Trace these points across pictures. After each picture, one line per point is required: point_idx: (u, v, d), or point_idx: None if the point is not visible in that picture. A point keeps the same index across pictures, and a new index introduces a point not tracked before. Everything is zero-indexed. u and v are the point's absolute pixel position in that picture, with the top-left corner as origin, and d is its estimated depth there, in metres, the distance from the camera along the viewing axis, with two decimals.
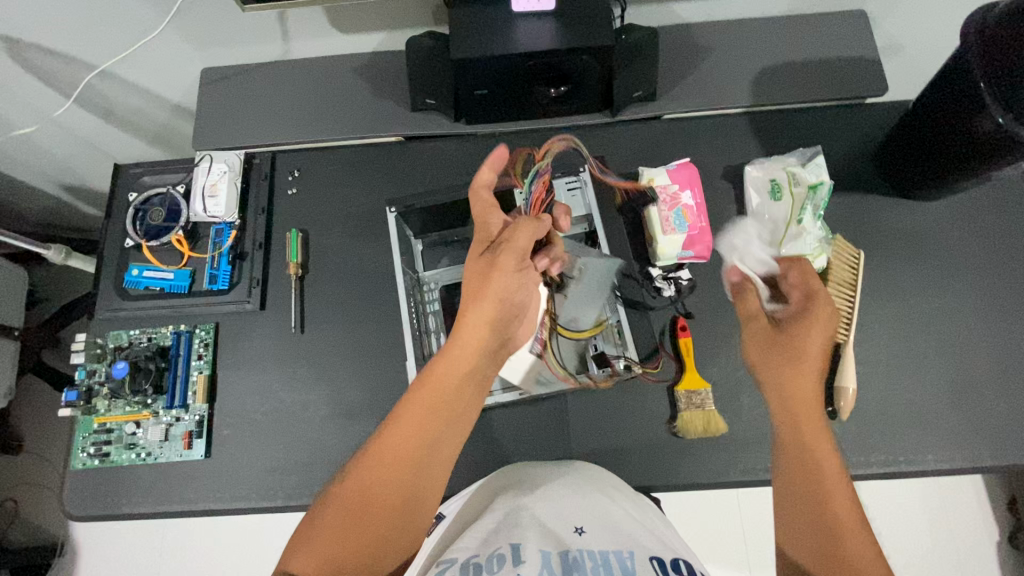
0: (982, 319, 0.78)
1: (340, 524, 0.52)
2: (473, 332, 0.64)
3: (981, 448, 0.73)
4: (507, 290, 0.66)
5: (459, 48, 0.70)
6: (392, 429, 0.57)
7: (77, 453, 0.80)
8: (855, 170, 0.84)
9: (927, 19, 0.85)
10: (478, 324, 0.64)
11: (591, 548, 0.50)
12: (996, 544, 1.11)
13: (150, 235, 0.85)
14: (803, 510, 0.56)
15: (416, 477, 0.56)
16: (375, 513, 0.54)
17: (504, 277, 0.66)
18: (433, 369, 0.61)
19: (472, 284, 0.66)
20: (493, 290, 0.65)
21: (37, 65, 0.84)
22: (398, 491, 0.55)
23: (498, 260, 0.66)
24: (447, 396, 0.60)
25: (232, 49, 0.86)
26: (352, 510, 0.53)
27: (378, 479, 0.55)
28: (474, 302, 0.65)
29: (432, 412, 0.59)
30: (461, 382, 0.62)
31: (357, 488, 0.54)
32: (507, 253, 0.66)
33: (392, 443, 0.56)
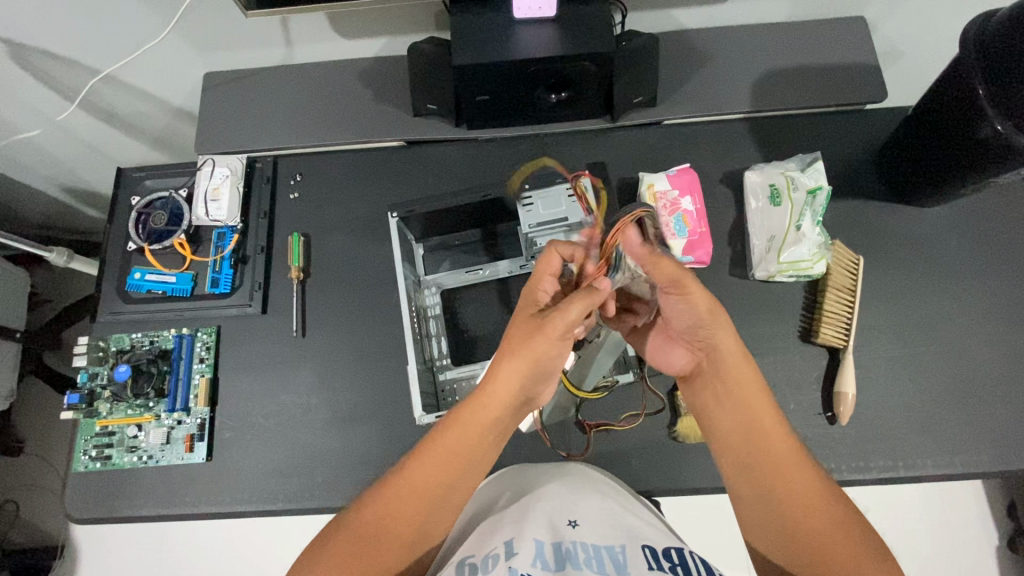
0: (982, 324, 0.78)
1: (347, 556, 0.50)
2: (505, 390, 0.56)
3: (980, 453, 0.73)
4: (548, 354, 0.56)
5: (461, 55, 0.70)
6: (413, 469, 0.53)
7: (79, 456, 0.81)
8: (855, 176, 0.84)
9: (926, 26, 0.85)
10: (510, 382, 0.56)
11: (585, 539, 0.51)
12: (995, 548, 1.11)
13: (152, 238, 0.86)
14: (766, 494, 0.51)
15: (431, 518, 0.53)
16: (383, 545, 0.51)
17: (549, 344, 0.56)
18: (456, 422, 0.55)
19: (512, 341, 0.57)
20: (532, 352, 0.56)
21: (40, 69, 0.84)
22: (412, 526, 0.52)
23: (543, 325, 0.56)
24: (469, 454, 0.55)
25: (234, 54, 0.87)
26: (361, 543, 0.51)
27: (392, 515, 0.52)
28: (508, 360, 0.56)
29: (454, 462, 0.54)
30: (485, 436, 0.56)
31: (370, 518, 0.52)
32: (558, 323, 0.56)
33: (411, 480, 0.53)
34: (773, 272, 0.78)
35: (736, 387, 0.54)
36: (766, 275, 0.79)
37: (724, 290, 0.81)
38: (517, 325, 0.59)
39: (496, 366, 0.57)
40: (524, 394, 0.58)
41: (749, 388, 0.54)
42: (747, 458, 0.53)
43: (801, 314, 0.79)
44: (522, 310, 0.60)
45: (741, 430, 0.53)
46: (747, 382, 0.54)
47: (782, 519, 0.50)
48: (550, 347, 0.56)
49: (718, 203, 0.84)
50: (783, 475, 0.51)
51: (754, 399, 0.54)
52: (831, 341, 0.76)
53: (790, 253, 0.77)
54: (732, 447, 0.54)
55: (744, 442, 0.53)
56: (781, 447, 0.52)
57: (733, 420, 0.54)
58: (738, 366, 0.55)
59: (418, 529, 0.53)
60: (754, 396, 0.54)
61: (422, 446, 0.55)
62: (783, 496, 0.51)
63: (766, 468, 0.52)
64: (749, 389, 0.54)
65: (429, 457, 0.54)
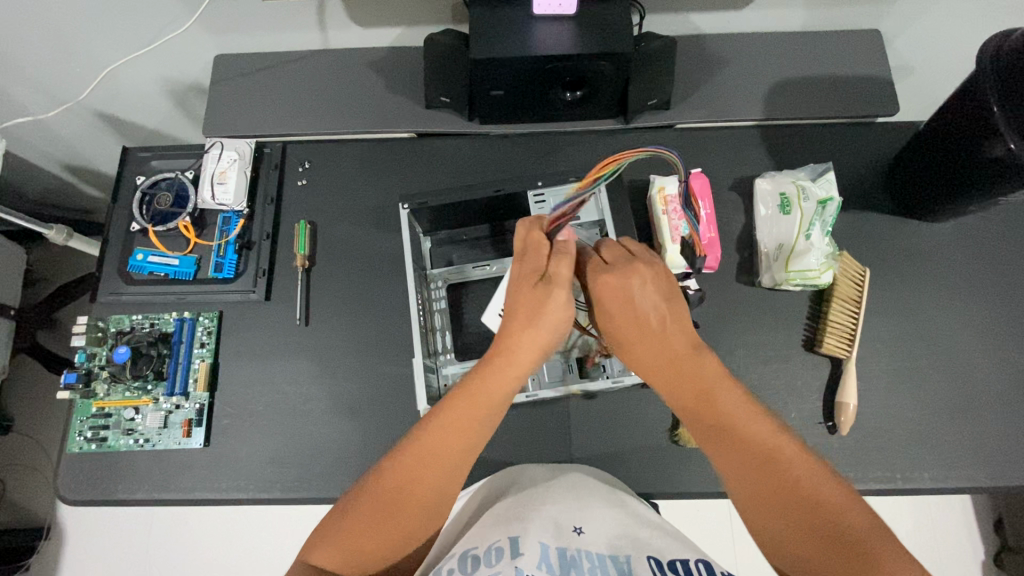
0: (982, 340, 0.79)
1: (370, 519, 0.50)
2: (521, 354, 0.58)
3: (977, 469, 0.74)
4: (562, 319, 0.59)
5: (478, 49, 0.70)
6: (432, 436, 0.53)
7: (74, 437, 0.80)
8: (864, 188, 0.85)
9: (939, 43, 0.86)
10: (530, 347, 0.58)
11: (589, 548, 0.51)
12: (981, 563, 1.13)
13: (156, 220, 0.84)
14: (756, 467, 0.48)
15: (453, 481, 0.53)
16: (407, 509, 0.51)
17: (562, 306, 0.59)
18: (473, 385, 0.56)
19: (524, 308, 0.59)
20: (547, 318, 0.59)
21: (50, 41, 0.83)
22: (432, 489, 0.52)
23: (552, 289, 0.59)
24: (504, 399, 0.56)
25: (248, 37, 0.86)
26: (383, 511, 0.50)
27: (417, 478, 0.52)
28: (525, 329, 0.58)
29: (472, 425, 0.54)
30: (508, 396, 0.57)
31: (392, 481, 0.51)
32: (563, 285, 0.59)
33: (435, 444, 0.53)
34: (780, 279, 0.78)
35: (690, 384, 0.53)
36: (773, 284, 0.79)
37: (730, 296, 0.81)
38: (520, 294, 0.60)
39: (515, 333, 0.58)
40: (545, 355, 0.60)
41: (701, 375, 0.53)
42: (727, 430, 0.50)
43: (806, 324, 0.79)
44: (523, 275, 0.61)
45: (712, 426, 0.51)
46: (686, 356, 0.55)
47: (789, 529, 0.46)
48: (560, 309, 0.59)
49: (727, 209, 0.85)
50: (754, 437, 0.49)
51: (711, 393, 0.52)
52: (834, 350, 0.76)
53: (799, 263, 0.77)
54: (718, 454, 0.50)
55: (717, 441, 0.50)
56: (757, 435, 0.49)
57: (699, 424, 0.52)
58: (676, 351, 0.55)
59: (436, 493, 0.52)
60: (706, 382, 0.53)
61: (440, 412, 0.54)
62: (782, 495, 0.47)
63: (748, 451, 0.49)
64: (697, 363, 0.54)
65: (449, 422, 0.53)
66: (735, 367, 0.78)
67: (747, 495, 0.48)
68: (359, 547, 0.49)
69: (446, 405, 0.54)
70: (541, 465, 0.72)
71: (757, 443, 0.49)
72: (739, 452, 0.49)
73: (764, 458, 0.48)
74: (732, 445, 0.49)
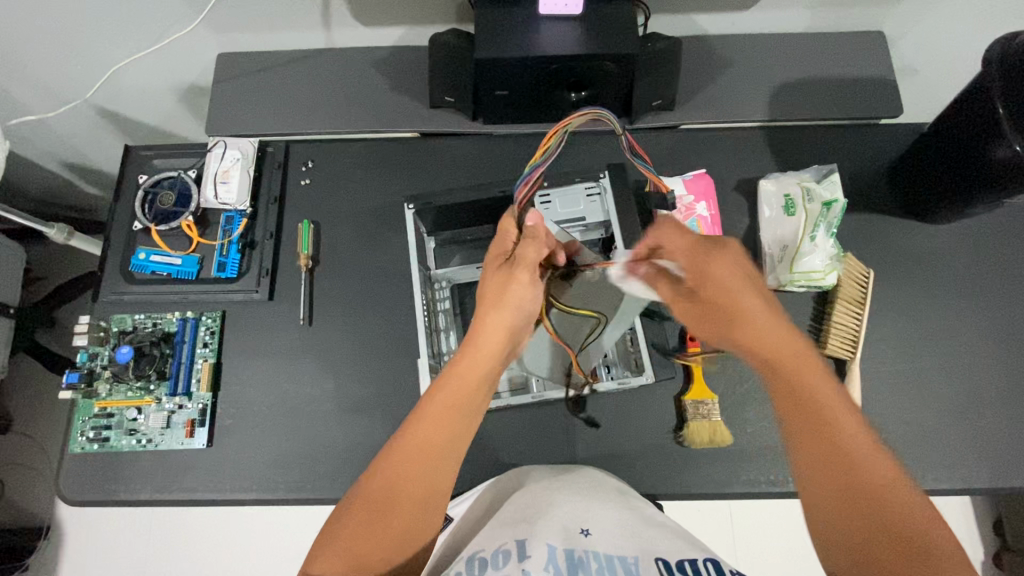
0: (985, 341, 0.79)
1: (368, 522, 0.50)
2: (489, 337, 0.59)
3: (980, 470, 0.74)
4: (524, 300, 0.61)
5: (484, 49, 0.70)
6: (410, 425, 0.54)
7: (76, 437, 0.79)
8: (868, 189, 0.85)
9: (943, 44, 0.86)
10: (496, 331, 0.59)
11: (597, 548, 0.51)
12: (980, 563, 1.13)
13: (158, 219, 0.84)
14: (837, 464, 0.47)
15: (442, 472, 0.53)
16: (402, 506, 0.51)
17: (524, 288, 0.61)
18: (450, 373, 0.57)
19: (488, 294, 0.62)
20: (511, 300, 0.61)
21: (52, 39, 0.82)
22: (424, 482, 0.52)
23: (515, 272, 0.62)
24: (480, 384, 0.57)
25: (251, 36, 0.85)
26: (379, 510, 0.50)
27: (407, 473, 0.52)
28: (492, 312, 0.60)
29: (450, 412, 0.55)
30: (483, 383, 0.57)
31: (386, 480, 0.51)
32: (525, 267, 0.62)
33: (419, 436, 0.53)
34: (784, 281, 0.79)
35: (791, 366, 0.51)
36: (779, 286, 0.80)
37: None
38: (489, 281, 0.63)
39: (481, 317, 0.60)
40: (513, 341, 0.61)
41: (805, 365, 0.51)
42: (816, 422, 0.49)
43: (810, 324, 0.79)
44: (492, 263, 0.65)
45: (801, 414, 0.49)
46: (789, 344, 0.53)
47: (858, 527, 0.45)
48: (524, 291, 0.61)
49: (731, 210, 0.85)
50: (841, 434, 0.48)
51: (813, 383, 0.50)
52: (838, 352, 0.77)
53: (804, 264, 0.78)
54: (806, 442, 0.49)
55: (808, 430, 0.49)
56: (852, 434, 0.48)
57: (791, 408, 0.50)
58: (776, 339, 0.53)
59: (430, 487, 0.52)
60: (811, 371, 0.51)
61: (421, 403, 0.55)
62: (859, 493, 0.46)
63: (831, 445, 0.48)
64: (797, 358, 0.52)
65: (427, 412, 0.54)
66: (740, 368, 0.78)
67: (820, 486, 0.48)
68: (357, 550, 0.49)
69: (426, 397, 0.55)
70: (545, 467, 0.72)
71: (844, 440, 0.48)
72: (829, 445, 0.48)
73: (850, 458, 0.47)
74: (818, 438, 0.48)
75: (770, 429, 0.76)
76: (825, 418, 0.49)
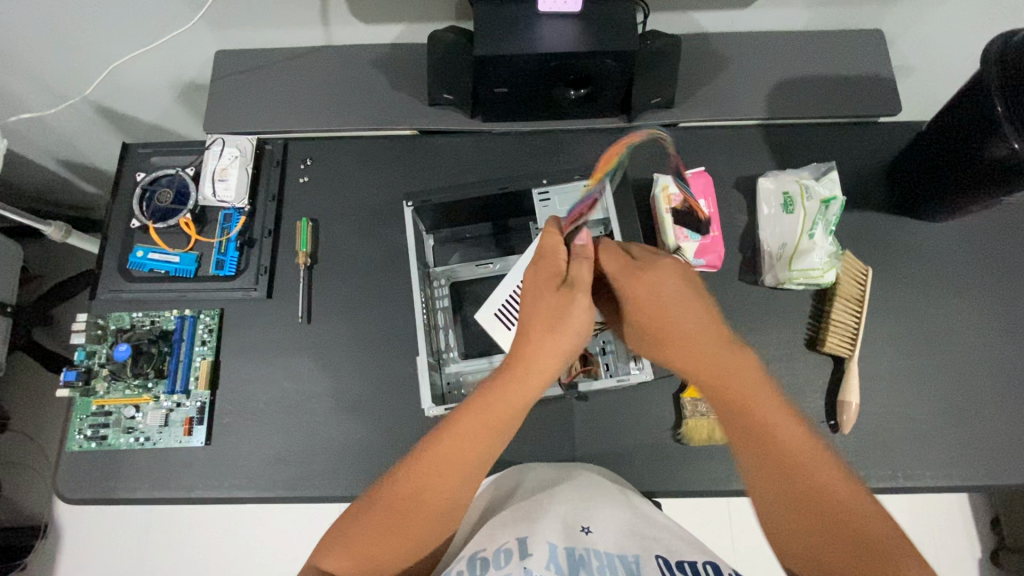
0: (983, 338, 0.79)
1: (379, 526, 0.50)
2: (540, 360, 0.56)
3: (977, 467, 0.74)
4: (584, 327, 0.57)
5: (484, 46, 0.69)
6: (450, 444, 0.52)
7: (74, 435, 0.79)
8: (866, 187, 0.85)
9: (941, 43, 0.86)
10: (550, 354, 0.56)
11: (598, 547, 0.51)
12: (978, 561, 1.14)
13: (156, 217, 0.84)
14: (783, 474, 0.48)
15: (469, 488, 0.53)
16: (415, 514, 0.51)
17: (585, 312, 0.57)
18: (492, 392, 0.55)
19: (546, 316, 0.57)
20: (570, 324, 0.57)
21: (48, 36, 0.82)
22: (447, 495, 0.52)
23: (577, 296, 0.57)
24: (522, 406, 0.55)
25: (249, 33, 0.85)
26: (392, 516, 0.50)
27: (429, 486, 0.51)
28: (550, 335, 0.56)
29: (491, 434, 0.53)
30: (523, 406, 0.55)
31: (403, 488, 0.51)
32: (585, 290, 0.58)
33: (448, 454, 0.52)
34: (783, 278, 0.78)
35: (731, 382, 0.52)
36: (776, 282, 0.80)
37: (733, 295, 0.81)
38: (542, 301, 0.58)
39: (534, 338, 0.56)
40: (564, 364, 0.58)
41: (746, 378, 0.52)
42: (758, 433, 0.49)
43: (808, 322, 0.80)
44: (543, 282, 0.60)
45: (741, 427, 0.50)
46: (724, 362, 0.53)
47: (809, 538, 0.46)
48: (584, 315, 0.57)
49: (730, 208, 0.85)
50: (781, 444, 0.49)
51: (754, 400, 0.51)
52: (836, 349, 0.77)
53: (803, 261, 0.78)
54: (752, 459, 0.49)
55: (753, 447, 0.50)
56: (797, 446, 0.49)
57: (735, 426, 0.51)
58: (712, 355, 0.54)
59: (451, 499, 0.52)
60: (751, 385, 0.51)
61: (455, 422, 0.53)
62: (806, 504, 0.47)
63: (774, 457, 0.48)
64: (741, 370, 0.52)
65: (467, 431, 0.53)
66: None
67: (762, 495, 0.49)
68: (368, 552, 0.49)
69: (461, 415, 0.54)
70: (547, 466, 0.72)
71: (787, 450, 0.48)
72: (776, 460, 0.48)
73: (798, 470, 0.48)
74: (759, 447, 0.49)
75: None
76: (767, 433, 0.49)
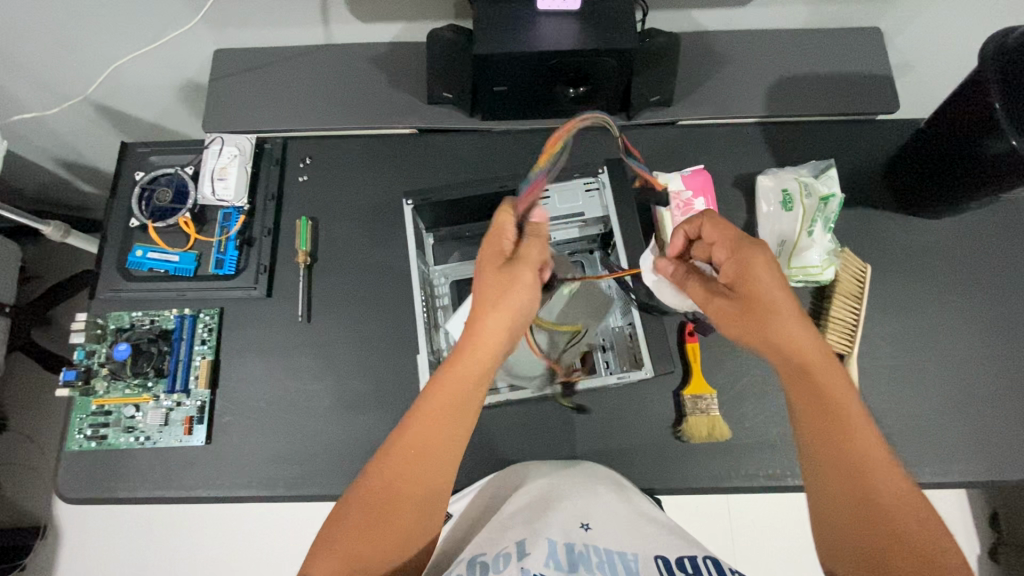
0: (982, 334, 0.79)
1: (363, 524, 0.49)
2: (489, 339, 0.57)
3: (977, 463, 0.75)
4: (526, 303, 0.59)
5: (482, 45, 0.69)
6: (409, 432, 0.52)
7: (74, 435, 0.79)
8: (865, 184, 0.85)
9: (939, 40, 0.87)
10: (497, 331, 0.57)
11: (597, 544, 0.51)
12: (978, 557, 1.14)
13: (155, 216, 0.84)
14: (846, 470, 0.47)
15: (441, 473, 0.52)
16: (399, 506, 0.50)
17: (525, 289, 0.59)
18: (443, 376, 0.55)
19: (490, 294, 0.59)
20: (511, 301, 0.58)
21: (47, 36, 0.81)
22: (424, 485, 0.51)
23: (516, 272, 0.59)
24: (477, 383, 0.55)
25: (248, 32, 0.85)
26: (377, 511, 0.50)
27: (404, 477, 0.51)
28: (492, 313, 0.57)
29: (448, 416, 0.53)
30: (478, 382, 0.55)
31: (380, 485, 0.51)
32: (528, 267, 0.60)
33: (413, 439, 0.52)
34: None
35: (821, 375, 0.50)
36: None
37: None
38: (487, 279, 0.60)
39: (480, 317, 0.58)
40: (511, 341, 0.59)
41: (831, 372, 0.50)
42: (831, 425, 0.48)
43: (808, 319, 0.80)
44: (487, 261, 0.62)
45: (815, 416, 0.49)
46: (814, 353, 0.51)
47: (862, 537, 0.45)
48: (524, 292, 0.59)
49: (729, 206, 0.85)
50: (850, 441, 0.48)
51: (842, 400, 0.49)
52: (835, 346, 0.77)
53: (800, 259, 0.78)
54: (819, 450, 0.49)
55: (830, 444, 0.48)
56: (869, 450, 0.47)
57: (818, 422, 0.49)
58: (802, 344, 0.52)
59: (429, 488, 0.51)
60: (834, 379, 0.50)
61: (413, 414, 0.53)
62: (868, 503, 0.45)
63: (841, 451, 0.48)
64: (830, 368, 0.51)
65: (424, 416, 0.53)
66: (738, 363, 0.78)
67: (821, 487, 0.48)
68: (355, 551, 0.48)
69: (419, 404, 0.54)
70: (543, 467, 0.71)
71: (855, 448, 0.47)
72: (844, 454, 0.47)
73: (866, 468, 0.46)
74: (827, 439, 0.48)
75: (769, 424, 0.76)
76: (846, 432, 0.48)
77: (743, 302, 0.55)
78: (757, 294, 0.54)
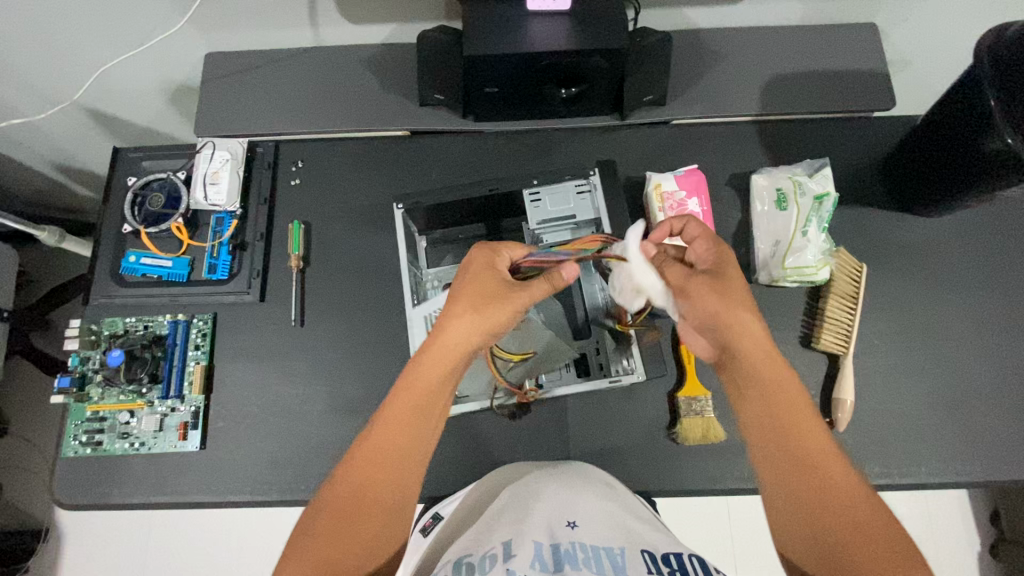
0: (979, 333, 0.79)
1: (330, 531, 0.50)
2: (455, 352, 0.55)
3: (973, 463, 0.74)
4: (496, 325, 0.57)
5: (472, 46, 0.69)
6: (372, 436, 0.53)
7: (69, 441, 0.79)
8: (861, 183, 0.85)
9: (936, 35, 0.86)
10: (465, 342, 0.56)
11: (583, 540, 0.51)
12: (977, 554, 1.14)
13: (148, 221, 0.83)
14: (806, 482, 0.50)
15: (406, 477, 0.53)
16: (366, 512, 0.51)
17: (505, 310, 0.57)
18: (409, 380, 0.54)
19: (472, 298, 0.57)
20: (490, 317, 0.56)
21: (37, 42, 0.81)
22: (390, 489, 0.52)
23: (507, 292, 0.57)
24: (439, 390, 0.55)
25: (238, 35, 0.84)
26: (344, 517, 0.50)
27: (369, 480, 0.52)
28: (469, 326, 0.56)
29: (413, 422, 0.53)
30: (440, 395, 0.55)
31: (346, 491, 0.51)
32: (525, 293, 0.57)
33: (376, 443, 0.53)
34: (777, 276, 0.78)
35: (772, 379, 0.52)
36: (769, 281, 0.79)
37: None
38: (473, 283, 0.58)
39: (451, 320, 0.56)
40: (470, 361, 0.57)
41: (777, 378, 0.52)
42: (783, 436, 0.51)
43: (803, 318, 0.79)
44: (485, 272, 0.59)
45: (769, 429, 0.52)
46: (766, 359, 0.53)
47: (821, 540, 0.48)
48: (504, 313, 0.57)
49: (724, 206, 0.84)
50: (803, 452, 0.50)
51: (796, 405, 0.52)
52: (831, 347, 0.77)
53: (794, 259, 0.78)
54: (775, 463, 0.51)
55: (774, 441, 0.52)
56: (821, 455, 0.50)
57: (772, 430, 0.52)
58: (760, 346, 0.53)
59: (395, 492, 0.52)
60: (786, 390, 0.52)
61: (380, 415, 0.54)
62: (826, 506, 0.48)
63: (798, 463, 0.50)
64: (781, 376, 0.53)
65: (389, 420, 0.53)
66: None
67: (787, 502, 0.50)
68: (325, 558, 0.48)
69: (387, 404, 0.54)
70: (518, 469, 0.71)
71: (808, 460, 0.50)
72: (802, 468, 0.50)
73: (823, 478, 0.49)
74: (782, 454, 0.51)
75: None
76: (795, 440, 0.51)
77: (718, 280, 0.54)
78: (728, 281, 0.54)
